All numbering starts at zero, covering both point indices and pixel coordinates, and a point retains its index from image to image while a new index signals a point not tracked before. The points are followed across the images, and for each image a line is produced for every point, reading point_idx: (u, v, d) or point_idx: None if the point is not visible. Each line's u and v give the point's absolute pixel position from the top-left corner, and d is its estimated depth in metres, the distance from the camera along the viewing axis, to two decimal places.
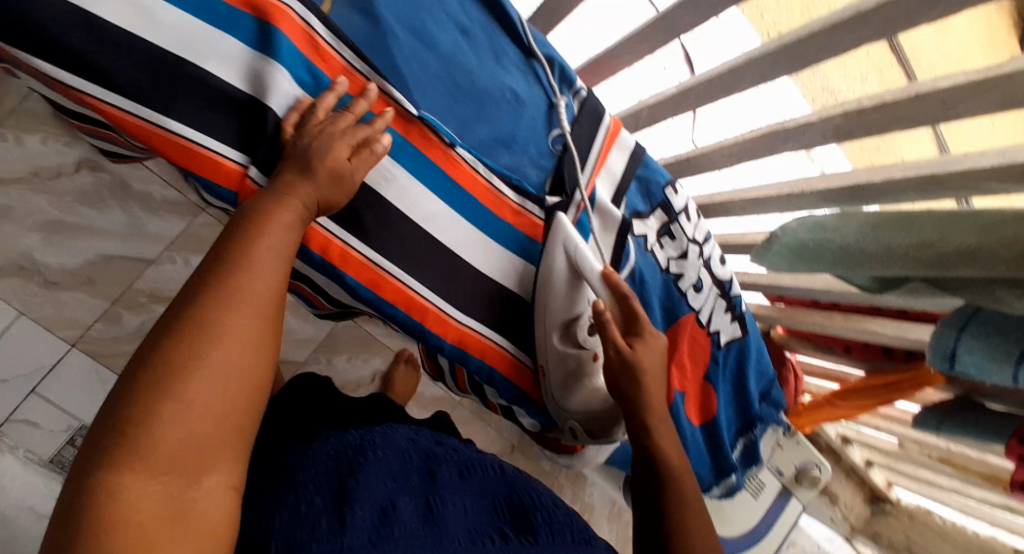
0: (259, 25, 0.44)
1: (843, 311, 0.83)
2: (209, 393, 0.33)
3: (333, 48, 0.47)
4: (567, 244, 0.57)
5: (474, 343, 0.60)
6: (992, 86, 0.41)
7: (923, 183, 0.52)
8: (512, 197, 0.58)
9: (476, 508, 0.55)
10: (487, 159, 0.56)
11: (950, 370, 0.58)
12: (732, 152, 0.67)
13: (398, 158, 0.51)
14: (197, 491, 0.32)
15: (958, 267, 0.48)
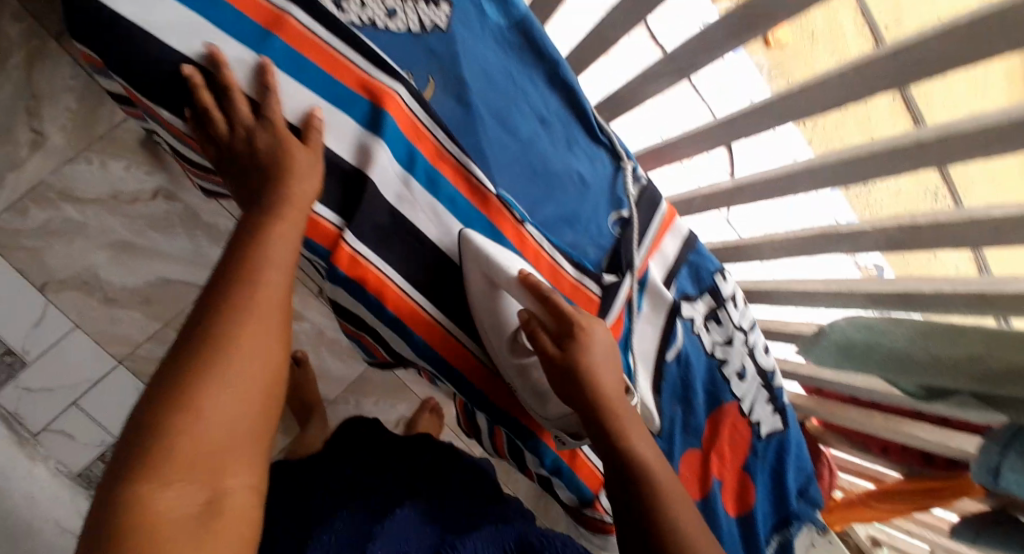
0: (371, 108, 0.49)
1: (883, 411, 0.83)
2: (221, 398, 0.33)
3: (428, 129, 0.52)
4: (476, 256, 0.52)
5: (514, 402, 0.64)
6: None
7: (973, 300, 0.53)
8: (574, 276, 0.60)
9: (486, 550, 0.59)
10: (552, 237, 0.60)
11: (993, 484, 0.56)
12: (784, 247, 0.69)
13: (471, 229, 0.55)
14: (221, 489, 0.32)
15: (1006, 386, 0.49)
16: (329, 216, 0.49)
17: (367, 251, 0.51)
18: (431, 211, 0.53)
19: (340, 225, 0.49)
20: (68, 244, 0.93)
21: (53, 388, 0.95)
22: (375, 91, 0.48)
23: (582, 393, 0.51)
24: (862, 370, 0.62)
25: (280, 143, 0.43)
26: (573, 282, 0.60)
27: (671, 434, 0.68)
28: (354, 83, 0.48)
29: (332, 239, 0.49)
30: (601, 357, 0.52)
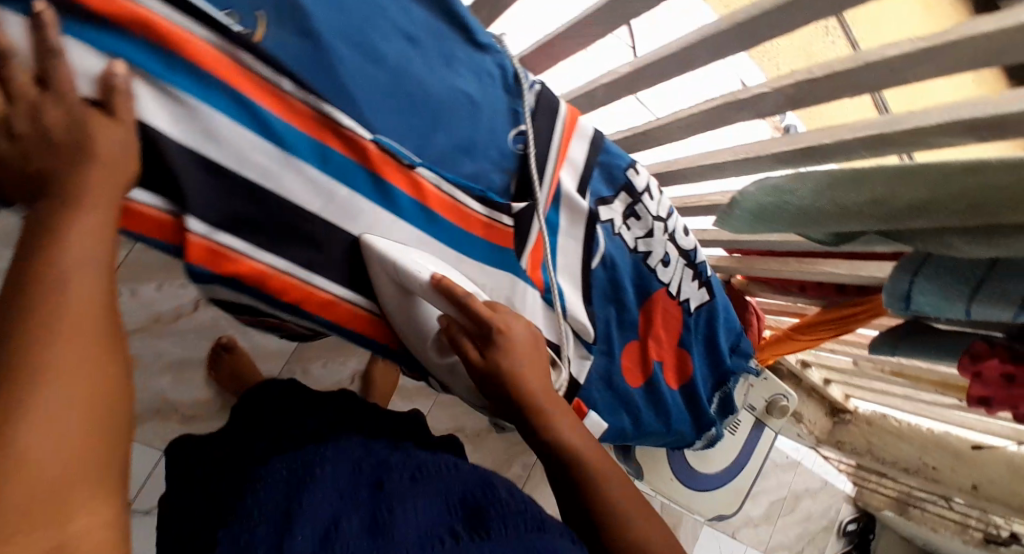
0: (186, 65, 0.38)
1: (797, 256, 0.88)
2: (50, 421, 0.28)
3: (273, 82, 0.42)
4: (385, 267, 0.49)
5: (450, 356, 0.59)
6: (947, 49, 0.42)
7: (868, 142, 0.53)
8: (484, 213, 0.55)
9: (429, 509, 0.52)
10: (448, 172, 0.53)
11: (905, 311, 0.56)
12: (686, 123, 0.67)
13: (354, 188, 0.48)
14: (69, 524, 0.28)
15: (911, 220, 0.49)
16: (157, 203, 0.40)
17: (228, 240, 0.43)
18: (301, 178, 0.45)
19: (179, 212, 0.41)
20: None
21: None
22: (188, 49, 0.38)
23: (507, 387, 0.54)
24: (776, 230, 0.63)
25: (79, 121, 0.35)
26: (480, 217, 0.55)
27: (608, 336, 0.68)
28: (153, 35, 0.37)
29: (177, 232, 0.41)
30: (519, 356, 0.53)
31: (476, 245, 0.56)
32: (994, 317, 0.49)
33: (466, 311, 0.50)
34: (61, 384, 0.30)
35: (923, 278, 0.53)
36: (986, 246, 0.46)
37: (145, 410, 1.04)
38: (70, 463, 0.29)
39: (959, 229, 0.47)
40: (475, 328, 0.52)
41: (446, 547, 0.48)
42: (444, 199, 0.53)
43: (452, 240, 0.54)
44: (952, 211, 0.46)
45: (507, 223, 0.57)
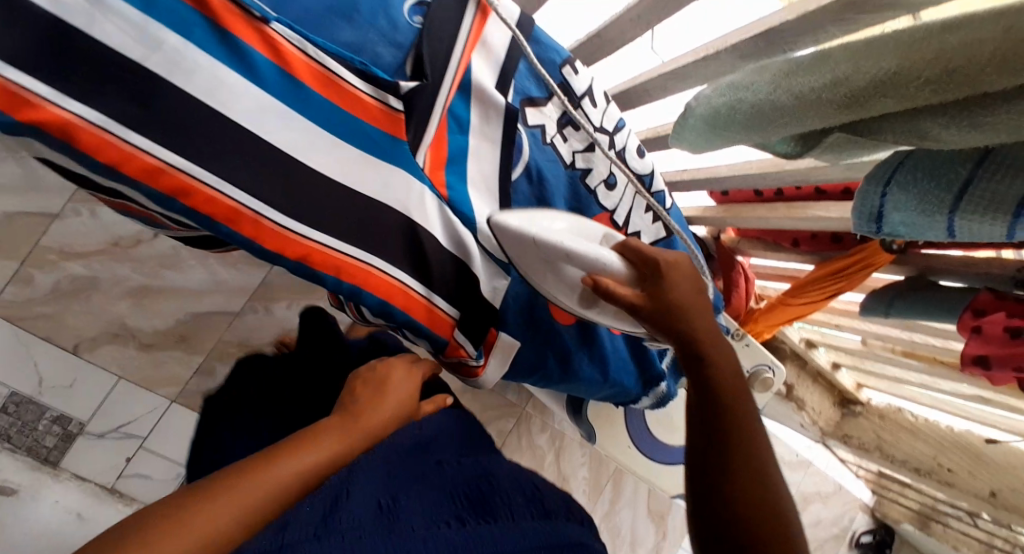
0: None
1: (787, 201, 0.76)
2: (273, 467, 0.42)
3: None
4: (521, 238, 0.50)
5: (326, 263, 0.46)
6: None
7: (836, 12, 0.42)
8: (365, 91, 0.46)
9: (433, 498, 0.47)
10: (319, 37, 0.45)
11: (880, 235, 0.46)
12: (638, 14, 0.57)
13: (190, 39, 0.40)
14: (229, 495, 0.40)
15: (878, 105, 0.38)
16: None
17: (31, 81, 0.34)
18: (121, 21, 0.37)
19: None
20: None
21: None
22: None
23: (672, 326, 0.50)
24: (731, 143, 0.53)
25: None
26: (361, 95, 0.46)
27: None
28: None
29: None
30: (691, 294, 0.51)
31: (360, 133, 0.47)
32: (982, 234, 0.38)
33: (627, 251, 0.51)
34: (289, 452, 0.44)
35: (897, 187, 0.41)
36: (968, 131, 0.35)
37: (103, 335, 1.03)
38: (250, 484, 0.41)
39: (934, 108, 0.35)
40: (627, 280, 0.51)
41: (453, 530, 0.44)
42: (315, 69, 0.45)
43: (330, 125, 0.46)
44: (922, 81, 0.35)
45: (397, 107, 0.48)
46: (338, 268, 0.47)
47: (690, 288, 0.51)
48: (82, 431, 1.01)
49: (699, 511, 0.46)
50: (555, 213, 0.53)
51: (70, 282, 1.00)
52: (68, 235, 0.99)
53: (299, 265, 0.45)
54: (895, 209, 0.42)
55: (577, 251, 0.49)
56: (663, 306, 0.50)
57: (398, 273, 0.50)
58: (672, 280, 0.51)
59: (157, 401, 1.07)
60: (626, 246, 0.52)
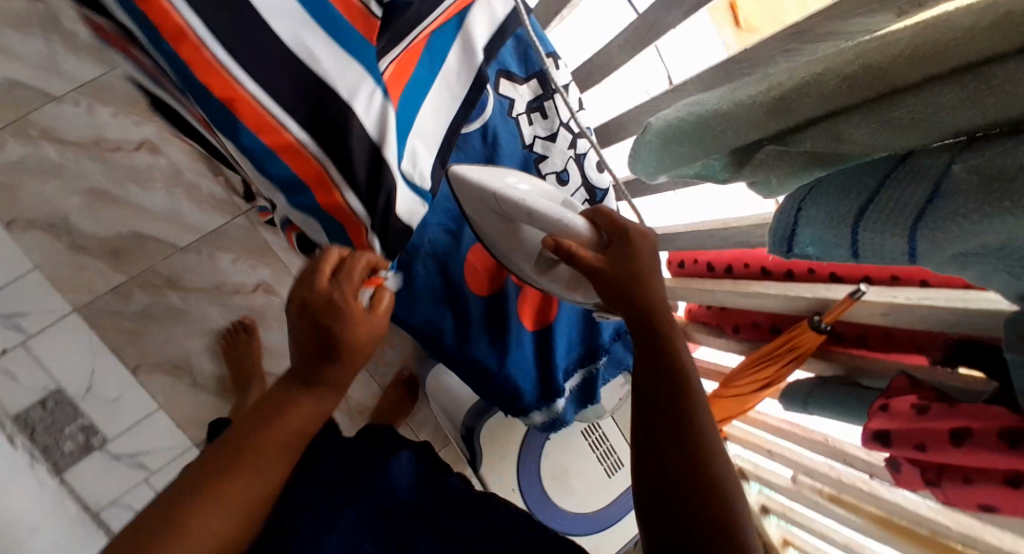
0: None
1: (734, 278, 0.76)
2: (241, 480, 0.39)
3: None
4: (485, 192, 0.54)
5: (245, 111, 0.44)
6: None
7: (788, 40, 0.46)
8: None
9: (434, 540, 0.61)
10: None
11: (789, 259, 0.45)
12: (625, 40, 0.63)
13: None
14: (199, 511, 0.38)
15: (800, 112, 0.38)
16: None
17: None
18: None
19: None
20: None
21: None
22: None
23: (635, 297, 0.48)
24: (679, 165, 0.53)
25: None
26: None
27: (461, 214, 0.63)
28: None
29: None
30: (653, 265, 0.50)
31: (329, 14, 0.45)
32: (886, 254, 0.37)
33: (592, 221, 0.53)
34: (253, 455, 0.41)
35: (810, 202, 0.41)
36: (880, 132, 0.35)
37: (42, 222, 1.00)
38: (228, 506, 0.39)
39: (849, 108, 0.36)
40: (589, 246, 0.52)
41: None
42: None
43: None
44: (840, 79, 0.35)
45: (376, 13, 0.47)
46: (256, 115, 0.45)
47: (654, 257, 0.50)
48: None
49: (647, 500, 0.44)
50: (519, 174, 0.56)
51: (35, 159, 0.99)
52: (56, 120, 0.99)
53: (220, 104, 0.43)
54: (807, 225, 0.41)
55: (538, 209, 0.52)
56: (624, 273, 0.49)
57: (315, 149, 0.48)
58: (634, 248, 0.50)
59: (60, 305, 1.03)
60: (597, 213, 0.53)
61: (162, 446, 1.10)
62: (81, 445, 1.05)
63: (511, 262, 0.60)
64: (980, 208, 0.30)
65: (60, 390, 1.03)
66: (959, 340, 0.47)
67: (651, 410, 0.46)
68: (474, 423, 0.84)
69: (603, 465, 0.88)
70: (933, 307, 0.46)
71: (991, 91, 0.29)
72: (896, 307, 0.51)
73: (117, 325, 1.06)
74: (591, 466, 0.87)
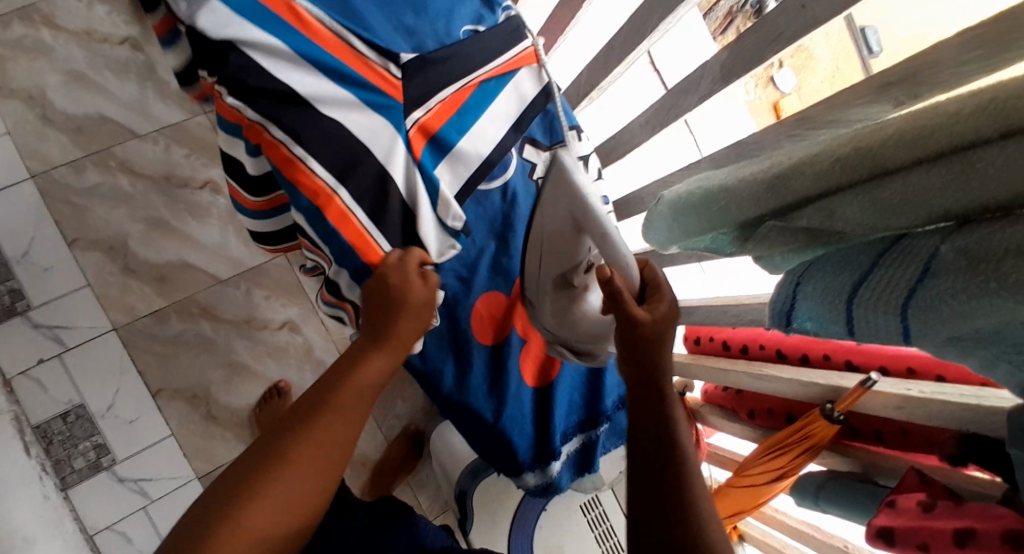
0: None
1: (749, 359, 0.74)
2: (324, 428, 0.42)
3: None
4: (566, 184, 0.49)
5: (300, 176, 0.50)
6: None
7: (792, 127, 0.49)
8: (371, 57, 0.53)
9: None
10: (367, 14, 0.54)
11: (788, 334, 0.45)
12: (647, 120, 0.67)
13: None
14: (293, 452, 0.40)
15: (797, 189, 0.40)
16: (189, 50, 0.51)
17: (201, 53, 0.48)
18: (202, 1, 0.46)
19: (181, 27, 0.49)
20: (31, 60, 1.06)
21: None
22: None
23: (647, 356, 0.48)
24: (688, 238, 0.54)
25: None
26: (368, 60, 0.52)
27: (474, 262, 0.63)
28: None
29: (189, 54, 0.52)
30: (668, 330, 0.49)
31: (359, 87, 0.52)
32: (880, 333, 0.37)
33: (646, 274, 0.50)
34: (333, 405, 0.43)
35: (806, 279, 0.42)
36: (872, 212, 0.35)
37: (102, 243, 1.09)
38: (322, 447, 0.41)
39: (843, 188, 0.37)
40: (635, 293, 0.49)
41: None
42: (338, 40, 0.51)
43: (340, 81, 0.52)
44: (833, 159, 0.36)
45: (396, 74, 0.53)
46: (292, 166, 0.50)
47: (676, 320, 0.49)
48: (24, 313, 1.05)
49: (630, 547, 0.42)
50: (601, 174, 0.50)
51: (108, 187, 1.10)
52: (134, 153, 1.11)
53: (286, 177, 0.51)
54: (805, 299, 0.42)
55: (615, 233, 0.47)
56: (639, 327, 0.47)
57: (348, 198, 0.52)
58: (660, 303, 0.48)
59: (102, 322, 1.09)
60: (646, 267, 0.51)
61: (166, 474, 1.11)
62: (91, 463, 1.07)
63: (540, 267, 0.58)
64: (969, 291, 0.30)
65: (83, 405, 1.07)
66: (968, 433, 0.44)
67: (646, 463, 0.44)
68: (468, 485, 0.83)
69: (602, 547, 0.82)
70: (944, 405, 0.44)
71: (975, 176, 0.30)
72: (908, 404, 0.49)
73: (148, 347, 1.11)
74: (587, 547, 0.82)
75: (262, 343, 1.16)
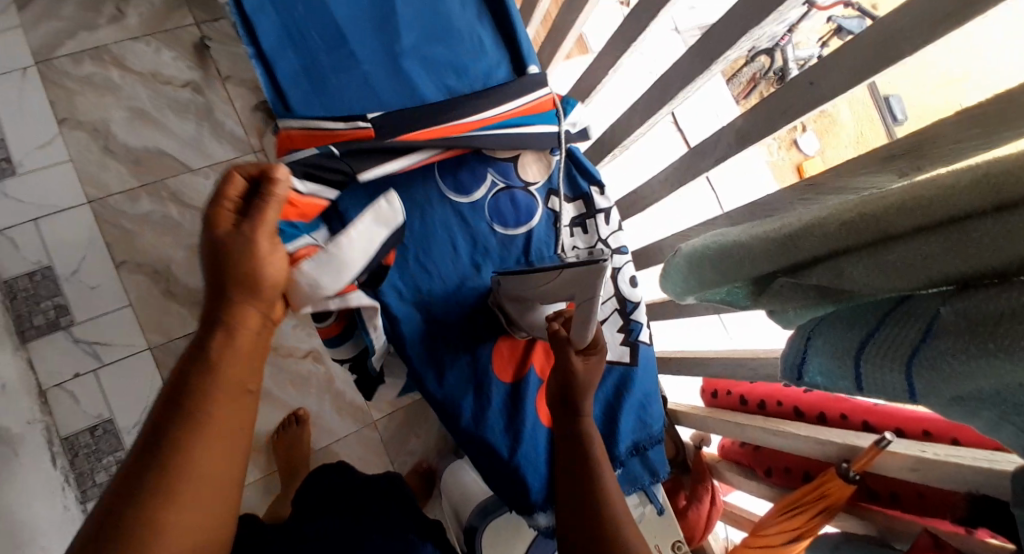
0: None
1: (765, 415, 0.74)
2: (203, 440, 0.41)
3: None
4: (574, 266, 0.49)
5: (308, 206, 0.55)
6: (859, 47, 0.42)
7: (801, 191, 0.52)
8: (340, 127, 0.56)
9: None
10: (413, 74, 0.62)
11: (799, 386, 0.46)
12: (666, 177, 0.71)
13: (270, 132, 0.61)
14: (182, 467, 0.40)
15: (806, 249, 0.42)
16: None
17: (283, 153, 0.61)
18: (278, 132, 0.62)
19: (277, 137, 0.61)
20: (101, 98, 1.17)
21: (24, 202, 1.12)
22: None
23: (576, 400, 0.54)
24: (704, 290, 0.56)
25: None
26: (339, 131, 0.56)
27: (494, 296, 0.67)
28: None
29: None
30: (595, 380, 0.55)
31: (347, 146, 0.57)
32: (888, 390, 0.38)
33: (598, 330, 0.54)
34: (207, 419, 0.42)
35: (816, 334, 0.43)
36: (877, 272, 0.37)
37: (147, 267, 1.16)
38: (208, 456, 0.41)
39: (849, 250, 0.39)
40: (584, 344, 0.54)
41: None
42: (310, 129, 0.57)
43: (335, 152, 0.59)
44: (838, 223, 0.39)
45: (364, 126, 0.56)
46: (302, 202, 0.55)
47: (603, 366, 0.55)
48: (65, 329, 1.11)
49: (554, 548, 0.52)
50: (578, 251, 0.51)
51: (158, 215, 1.17)
52: (184, 185, 1.19)
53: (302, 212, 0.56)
54: (815, 354, 0.43)
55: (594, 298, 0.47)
56: (572, 373, 0.54)
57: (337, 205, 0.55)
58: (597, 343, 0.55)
59: (137, 342, 1.14)
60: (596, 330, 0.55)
61: None
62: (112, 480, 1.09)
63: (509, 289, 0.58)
64: (969, 351, 0.32)
65: (111, 420, 1.11)
66: (978, 496, 0.45)
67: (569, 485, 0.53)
68: (479, 522, 0.83)
69: None
70: (958, 466, 0.45)
71: (972, 243, 0.32)
72: (923, 466, 0.49)
73: None
74: None
75: (284, 372, 1.19)
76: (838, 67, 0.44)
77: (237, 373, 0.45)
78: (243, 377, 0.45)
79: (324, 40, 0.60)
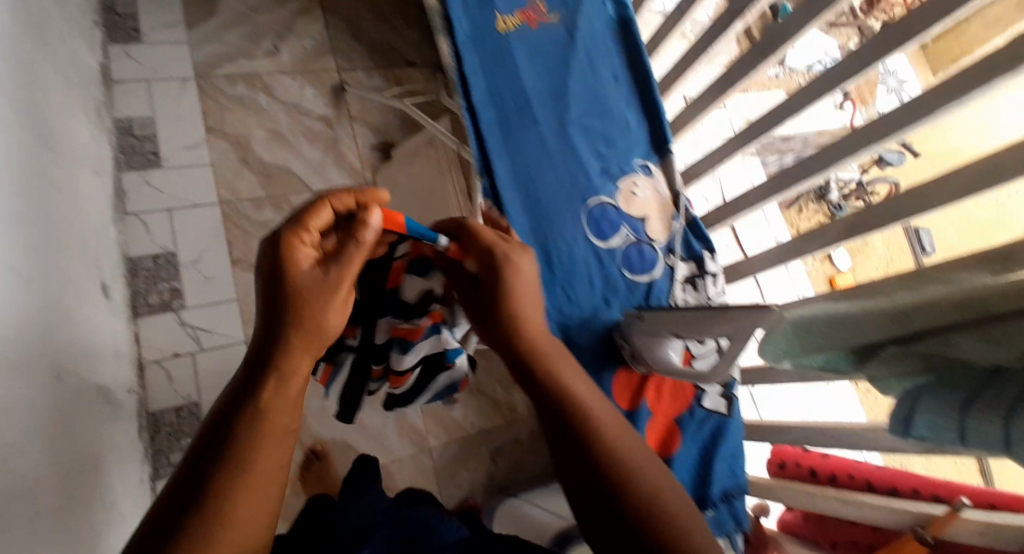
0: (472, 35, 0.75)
1: (836, 487, 0.80)
2: (255, 471, 0.43)
3: (462, 57, 0.73)
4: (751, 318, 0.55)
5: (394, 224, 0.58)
6: (972, 172, 0.53)
7: (906, 280, 0.62)
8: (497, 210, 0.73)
9: None
10: (574, 136, 0.77)
11: (906, 437, 0.54)
12: (767, 257, 0.82)
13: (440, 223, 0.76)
14: (225, 492, 0.41)
15: (920, 321, 0.51)
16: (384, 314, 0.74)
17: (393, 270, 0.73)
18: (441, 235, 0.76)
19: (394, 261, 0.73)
20: (246, 116, 1.39)
21: (164, 192, 1.28)
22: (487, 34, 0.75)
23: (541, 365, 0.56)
24: (811, 358, 0.63)
25: None
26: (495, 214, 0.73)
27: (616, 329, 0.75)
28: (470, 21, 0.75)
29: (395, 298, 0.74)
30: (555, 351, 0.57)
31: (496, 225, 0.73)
32: (989, 439, 0.46)
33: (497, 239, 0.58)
34: (262, 453, 0.44)
35: (924, 394, 0.51)
36: (982, 346, 0.46)
37: None
38: (257, 489, 0.43)
39: (958, 325, 0.48)
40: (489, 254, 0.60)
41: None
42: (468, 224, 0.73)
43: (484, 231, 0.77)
44: (950, 305, 0.48)
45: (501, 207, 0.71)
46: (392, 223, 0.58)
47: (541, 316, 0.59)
48: (175, 310, 1.22)
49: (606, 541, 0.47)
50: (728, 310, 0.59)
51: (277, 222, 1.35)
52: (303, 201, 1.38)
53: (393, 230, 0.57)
54: (921, 412, 0.52)
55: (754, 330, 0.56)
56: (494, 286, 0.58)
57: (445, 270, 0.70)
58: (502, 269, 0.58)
59: (236, 332, 1.26)
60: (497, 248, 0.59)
61: None
62: None
63: (658, 324, 0.66)
64: None
65: (196, 401, 1.19)
66: None
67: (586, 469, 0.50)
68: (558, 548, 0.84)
69: None
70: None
71: None
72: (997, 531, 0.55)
73: None
74: None
75: None
76: (946, 185, 0.56)
77: (286, 419, 0.47)
78: (289, 419, 0.47)
79: (513, 101, 0.74)
